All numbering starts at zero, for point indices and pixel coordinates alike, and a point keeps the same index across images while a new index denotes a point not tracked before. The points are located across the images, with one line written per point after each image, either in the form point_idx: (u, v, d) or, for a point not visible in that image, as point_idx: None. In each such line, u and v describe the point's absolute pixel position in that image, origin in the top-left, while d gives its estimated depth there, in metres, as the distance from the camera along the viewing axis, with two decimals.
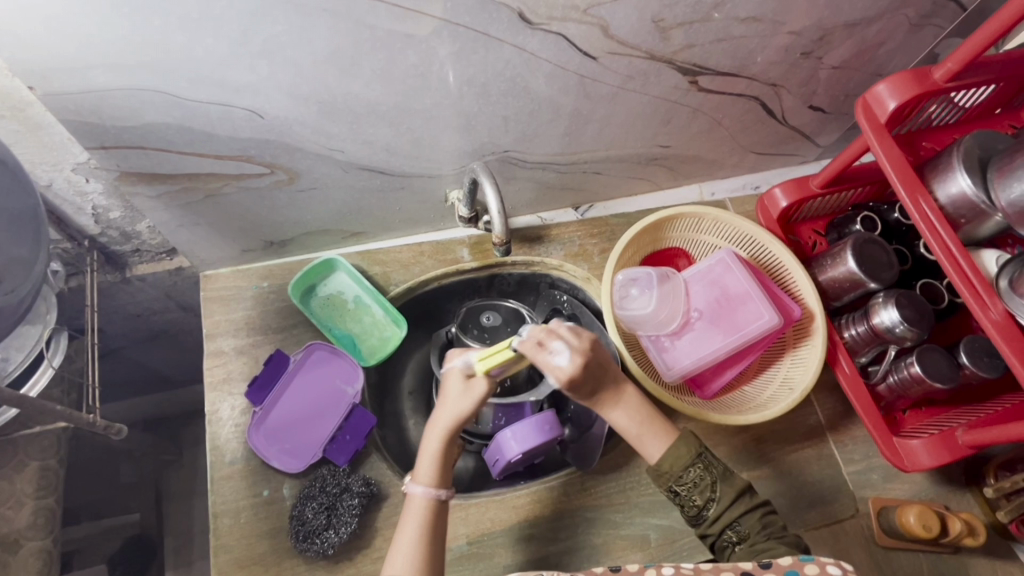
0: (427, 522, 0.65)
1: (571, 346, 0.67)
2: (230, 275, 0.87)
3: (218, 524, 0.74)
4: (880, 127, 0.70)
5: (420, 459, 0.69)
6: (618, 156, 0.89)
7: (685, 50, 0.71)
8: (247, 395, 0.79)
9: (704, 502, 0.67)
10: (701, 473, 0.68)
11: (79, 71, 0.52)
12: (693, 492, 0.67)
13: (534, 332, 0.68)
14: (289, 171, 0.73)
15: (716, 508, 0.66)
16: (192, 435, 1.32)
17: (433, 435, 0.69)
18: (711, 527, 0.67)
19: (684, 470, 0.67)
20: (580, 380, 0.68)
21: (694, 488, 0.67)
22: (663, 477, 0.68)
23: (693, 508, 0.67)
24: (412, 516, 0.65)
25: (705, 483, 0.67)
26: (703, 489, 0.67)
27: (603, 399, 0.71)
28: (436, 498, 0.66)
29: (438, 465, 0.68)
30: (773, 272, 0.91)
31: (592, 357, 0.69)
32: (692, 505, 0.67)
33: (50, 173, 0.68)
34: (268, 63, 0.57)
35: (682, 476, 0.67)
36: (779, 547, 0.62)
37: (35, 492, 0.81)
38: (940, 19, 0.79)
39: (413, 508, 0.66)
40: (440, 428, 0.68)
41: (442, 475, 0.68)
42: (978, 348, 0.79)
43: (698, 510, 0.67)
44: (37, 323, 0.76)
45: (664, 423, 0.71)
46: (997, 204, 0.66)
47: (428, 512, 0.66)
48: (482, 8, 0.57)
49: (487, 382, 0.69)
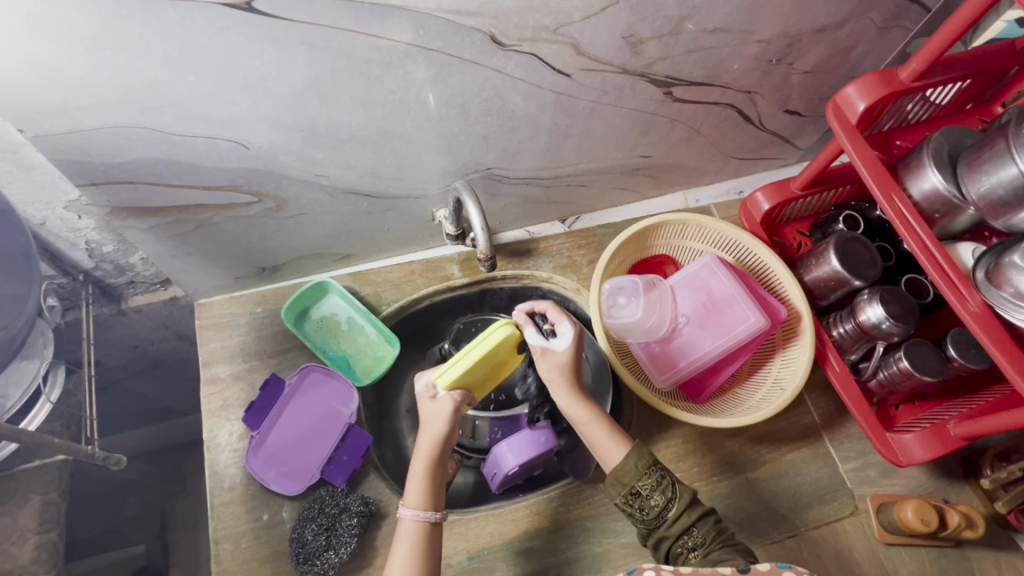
0: (422, 547, 0.66)
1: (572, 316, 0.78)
2: (224, 302, 0.89)
3: (219, 550, 0.74)
4: (852, 129, 0.71)
5: (409, 483, 0.69)
6: (600, 168, 0.91)
7: (659, 62, 0.73)
8: (244, 419, 0.80)
9: (664, 502, 0.67)
10: (661, 475, 0.68)
11: (66, 112, 0.54)
12: (654, 492, 0.67)
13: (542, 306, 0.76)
14: (276, 198, 0.74)
15: (675, 509, 0.66)
16: (195, 464, 1.32)
17: (421, 461, 0.69)
18: (670, 528, 0.66)
19: (647, 470, 0.68)
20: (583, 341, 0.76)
21: (655, 489, 0.67)
22: (625, 478, 0.68)
23: (652, 509, 0.67)
24: (406, 540, 0.65)
25: (666, 483, 0.68)
26: (664, 489, 0.67)
27: (577, 387, 0.75)
28: (433, 521, 0.67)
29: (427, 487, 0.69)
30: (760, 276, 0.92)
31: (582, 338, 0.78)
32: (652, 507, 0.67)
33: (43, 211, 0.70)
34: (249, 95, 0.59)
35: (644, 475, 0.68)
36: (737, 556, 0.61)
37: (37, 526, 0.82)
38: (906, 21, 0.81)
39: (407, 531, 0.66)
40: (424, 450, 0.69)
41: (436, 498, 0.69)
42: (963, 340, 0.80)
43: (657, 511, 0.67)
44: (33, 358, 0.79)
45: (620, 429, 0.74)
46: (968, 198, 0.67)
47: (421, 535, 0.66)
48: (455, 33, 0.59)
49: (449, 402, 0.69)
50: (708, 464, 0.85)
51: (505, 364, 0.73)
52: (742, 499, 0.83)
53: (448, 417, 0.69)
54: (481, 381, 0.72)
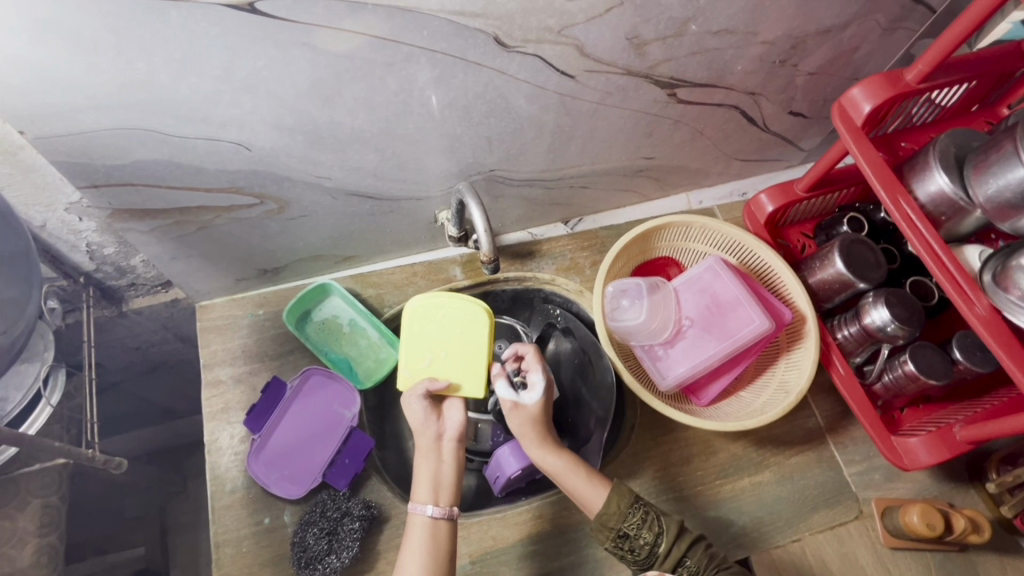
0: (433, 542, 0.66)
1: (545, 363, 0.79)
2: (225, 304, 0.89)
3: (220, 554, 0.74)
4: (857, 130, 0.71)
5: (415, 484, 0.70)
6: (603, 170, 0.91)
7: (662, 64, 0.72)
8: (245, 423, 0.80)
9: (654, 538, 0.68)
10: (645, 511, 0.70)
11: (66, 114, 0.54)
12: (641, 530, 0.68)
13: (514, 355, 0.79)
14: (278, 201, 0.74)
15: (665, 543, 0.68)
16: (196, 466, 1.31)
17: (424, 457, 0.71)
18: (664, 563, 0.67)
19: (631, 509, 0.69)
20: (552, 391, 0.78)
21: (642, 526, 0.69)
22: (610, 522, 0.68)
23: (644, 547, 0.68)
24: (415, 534, 0.66)
25: (651, 519, 0.69)
26: (651, 525, 0.69)
27: (549, 438, 0.75)
28: (442, 516, 0.67)
29: (433, 485, 0.69)
30: (764, 278, 0.91)
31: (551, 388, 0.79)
32: (642, 545, 0.68)
33: (44, 214, 0.70)
34: (252, 97, 0.58)
35: (629, 514, 0.69)
36: None
37: (38, 530, 0.81)
38: (911, 22, 0.81)
39: (417, 526, 0.67)
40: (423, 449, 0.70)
41: (444, 492, 0.70)
42: (970, 344, 0.80)
43: (649, 548, 0.68)
44: (33, 361, 0.79)
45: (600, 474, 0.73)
46: (975, 200, 0.67)
47: (430, 530, 0.67)
48: (459, 34, 0.58)
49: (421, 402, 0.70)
50: (711, 467, 0.85)
51: (461, 343, 0.72)
52: (745, 504, 0.83)
53: (425, 413, 0.71)
54: (445, 366, 0.72)
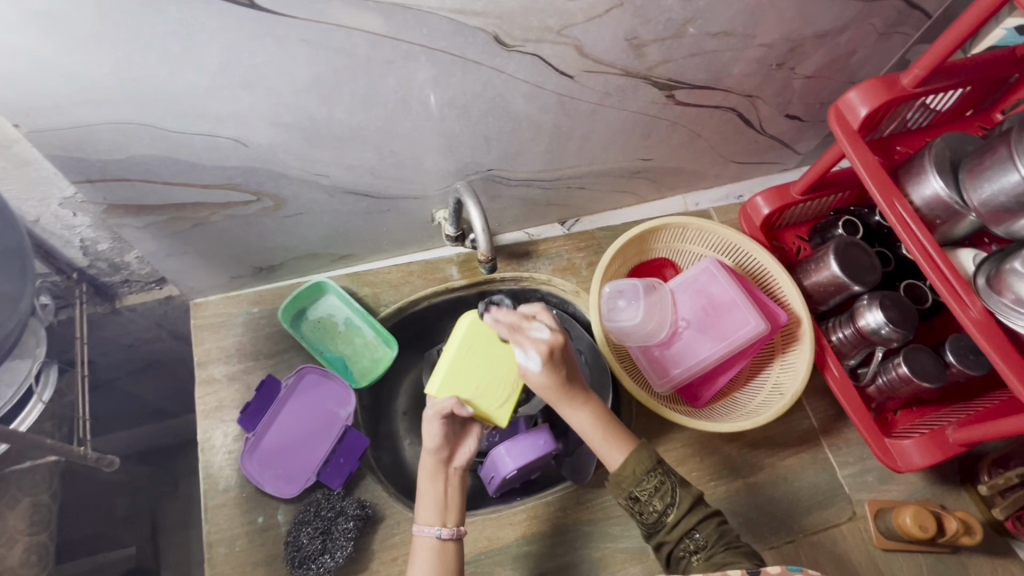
0: (440, 562, 0.66)
1: (552, 327, 0.70)
2: (221, 302, 0.88)
3: (213, 553, 0.74)
4: (854, 133, 0.71)
5: (418, 502, 0.70)
6: (600, 171, 0.91)
7: (660, 65, 0.73)
8: (239, 421, 0.79)
9: (663, 508, 0.66)
10: (660, 479, 0.67)
11: (63, 108, 0.53)
12: (652, 498, 0.67)
13: (509, 316, 0.72)
14: (274, 198, 0.74)
15: (674, 514, 0.66)
16: (188, 465, 1.30)
17: (429, 480, 0.71)
18: (670, 534, 0.66)
19: (646, 474, 0.67)
20: (558, 351, 0.70)
21: (654, 494, 0.67)
22: (623, 483, 0.68)
23: (652, 514, 0.67)
24: (421, 555, 0.66)
25: (665, 489, 0.67)
26: (663, 495, 0.67)
27: (574, 397, 0.71)
28: (450, 537, 0.67)
29: (439, 504, 0.70)
30: (759, 280, 0.92)
31: (561, 348, 0.70)
32: (651, 512, 0.67)
33: (37, 209, 0.69)
34: (250, 93, 0.58)
35: (643, 480, 0.67)
36: (742, 559, 0.61)
37: (28, 528, 0.81)
38: (906, 27, 0.82)
39: (424, 548, 0.67)
40: (426, 471, 0.71)
41: (451, 512, 0.70)
42: (963, 346, 0.80)
43: (656, 516, 0.66)
44: (24, 358, 0.76)
45: (621, 432, 0.71)
46: (970, 204, 0.67)
47: (436, 553, 0.67)
48: (458, 33, 0.58)
49: (439, 428, 0.70)
50: (707, 468, 0.85)
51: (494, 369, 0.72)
52: (740, 505, 0.83)
53: (442, 438, 0.70)
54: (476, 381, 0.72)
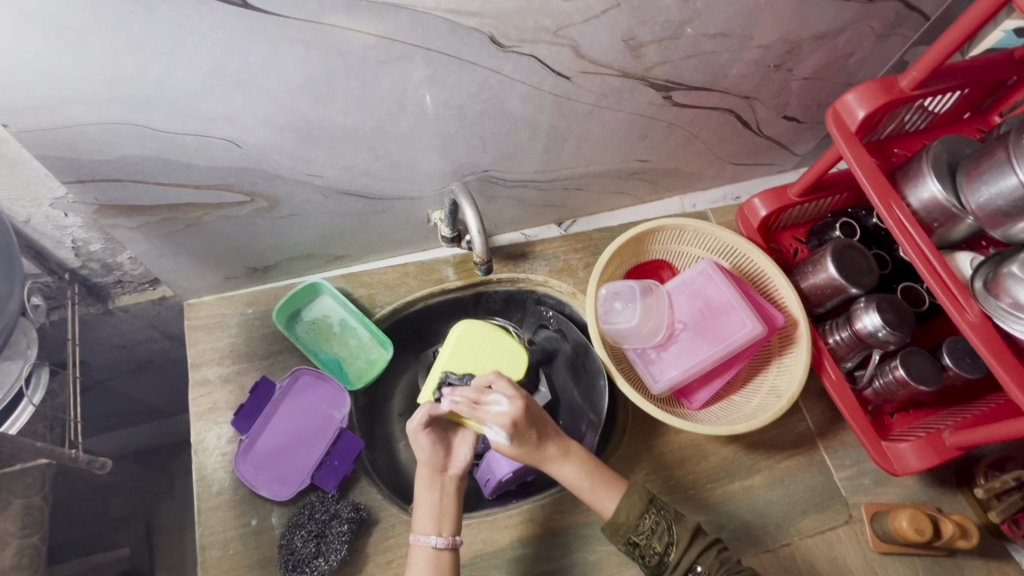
0: (436, 570, 0.67)
1: (509, 396, 0.72)
2: (213, 303, 0.88)
3: (206, 556, 0.73)
4: (851, 135, 0.71)
5: (416, 512, 0.71)
6: (597, 172, 0.90)
7: (658, 66, 0.72)
8: (233, 423, 0.79)
9: (664, 548, 0.68)
10: (655, 520, 0.69)
11: (52, 107, 0.53)
12: (651, 539, 0.69)
13: (466, 393, 0.72)
14: (268, 198, 0.73)
15: (675, 553, 0.68)
16: (183, 465, 1.29)
17: (426, 489, 0.72)
18: (675, 572, 0.68)
19: (640, 518, 0.69)
20: (522, 419, 0.71)
21: (652, 535, 0.69)
22: (621, 530, 0.69)
23: (654, 556, 0.68)
24: (419, 563, 0.66)
25: (662, 528, 0.69)
26: (661, 535, 0.69)
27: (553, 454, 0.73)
28: (446, 546, 0.67)
29: (435, 512, 0.70)
30: (756, 282, 0.91)
31: (523, 416, 0.71)
32: (653, 554, 0.68)
33: (27, 208, 0.69)
34: (243, 92, 0.57)
35: (639, 524, 0.69)
36: None
37: (19, 531, 0.80)
38: (904, 28, 0.81)
39: (422, 557, 0.67)
40: (422, 482, 0.72)
41: (446, 520, 0.70)
42: (959, 349, 0.80)
43: (659, 557, 0.68)
44: (15, 359, 0.77)
45: (611, 475, 0.74)
46: (967, 207, 0.67)
47: (433, 561, 0.67)
48: (454, 33, 0.58)
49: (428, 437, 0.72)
50: (704, 470, 0.85)
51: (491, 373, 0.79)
52: (736, 508, 0.83)
53: (434, 443, 0.72)
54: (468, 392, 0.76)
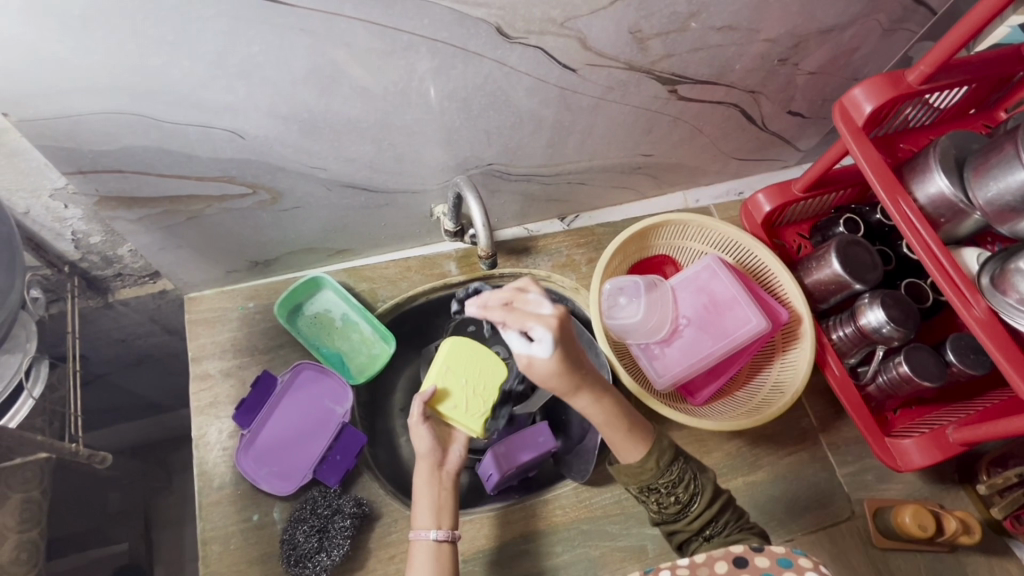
0: (437, 563, 0.66)
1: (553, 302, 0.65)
2: (215, 296, 0.87)
3: (207, 551, 0.73)
4: (858, 130, 0.70)
5: (416, 505, 0.70)
6: (601, 166, 0.90)
7: (664, 59, 0.71)
8: (235, 417, 0.78)
9: (688, 498, 0.67)
10: (682, 469, 0.68)
11: (53, 96, 0.52)
12: (677, 488, 0.67)
13: (501, 295, 0.66)
14: (270, 190, 0.72)
15: (698, 504, 0.67)
16: (182, 460, 1.28)
17: (427, 483, 0.71)
18: (692, 522, 0.67)
19: (669, 466, 0.68)
20: (563, 330, 0.65)
21: (677, 485, 0.67)
22: (645, 475, 0.67)
23: (675, 504, 0.67)
24: (419, 557, 0.66)
25: (688, 478, 0.68)
26: (687, 486, 0.67)
27: (585, 387, 0.68)
28: (445, 538, 0.67)
29: (434, 505, 0.69)
30: (760, 277, 0.91)
31: (565, 327, 0.65)
32: (673, 503, 0.67)
33: (27, 200, 0.68)
34: (246, 83, 0.56)
35: (667, 472, 0.67)
36: (752, 538, 0.66)
37: (18, 525, 0.80)
38: (911, 23, 0.81)
39: (421, 550, 0.67)
40: (422, 472, 0.71)
41: (446, 514, 0.69)
42: (963, 346, 0.80)
43: (679, 506, 0.67)
44: (15, 352, 0.75)
45: (640, 425, 0.70)
46: (975, 203, 0.67)
47: (434, 556, 0.66)
48: (460, 24, 0.57)
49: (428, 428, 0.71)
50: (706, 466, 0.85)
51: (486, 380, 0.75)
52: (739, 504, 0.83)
53: (434, 440, 0.71)
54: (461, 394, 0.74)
